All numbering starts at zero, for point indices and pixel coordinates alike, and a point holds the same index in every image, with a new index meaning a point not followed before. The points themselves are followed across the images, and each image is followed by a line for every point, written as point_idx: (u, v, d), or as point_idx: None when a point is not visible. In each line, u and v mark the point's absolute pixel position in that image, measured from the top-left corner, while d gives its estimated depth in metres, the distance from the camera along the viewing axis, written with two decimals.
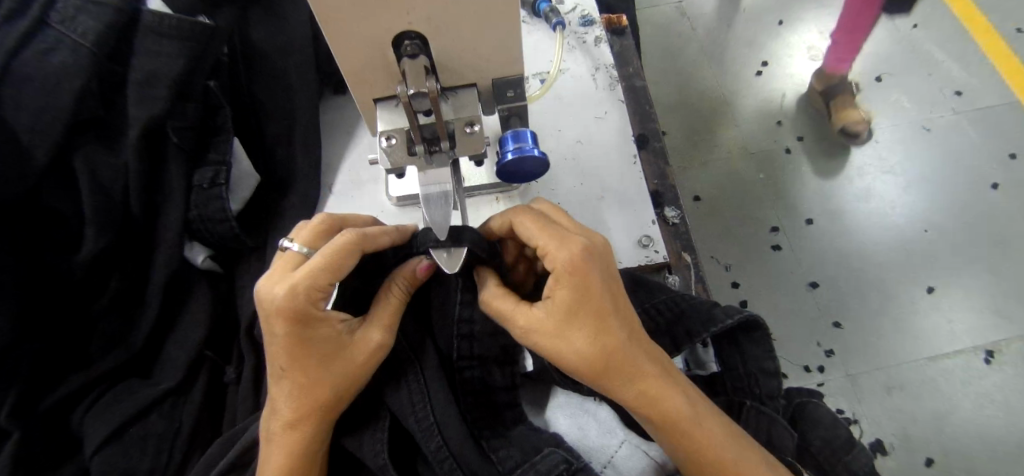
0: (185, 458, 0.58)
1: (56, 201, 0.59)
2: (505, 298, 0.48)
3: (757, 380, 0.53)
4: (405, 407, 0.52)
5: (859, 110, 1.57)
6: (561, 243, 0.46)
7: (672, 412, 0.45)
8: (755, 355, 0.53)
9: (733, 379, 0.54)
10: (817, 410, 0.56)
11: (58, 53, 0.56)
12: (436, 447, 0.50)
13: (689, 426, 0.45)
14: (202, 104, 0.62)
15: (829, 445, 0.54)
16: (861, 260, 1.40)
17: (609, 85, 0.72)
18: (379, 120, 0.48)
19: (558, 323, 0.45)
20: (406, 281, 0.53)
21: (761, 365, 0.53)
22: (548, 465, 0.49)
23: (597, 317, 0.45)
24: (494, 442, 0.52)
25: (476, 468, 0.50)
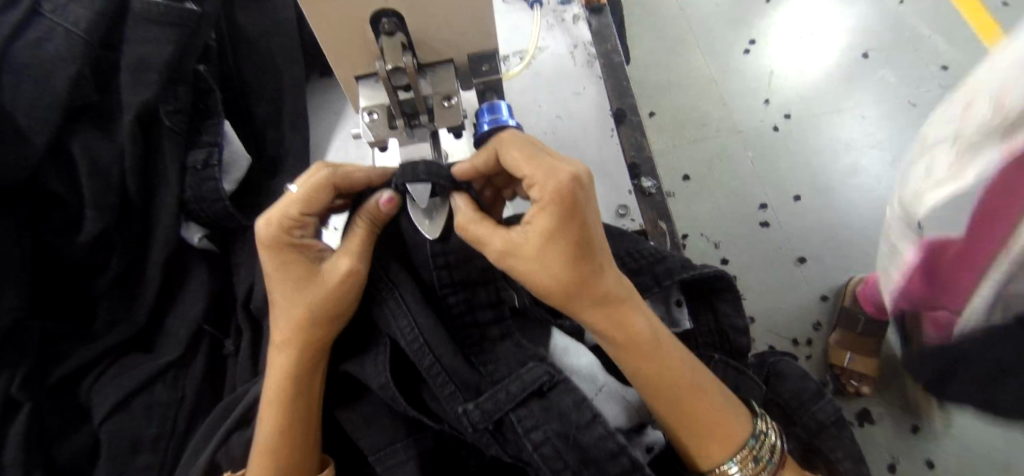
0: (189, 425, 0.61)
1: (55, 185, 0.61)
2: (482, 218, 0.48)
3: (728, 336, 0.56)
4: (392, 324, 0.50)
5: (845, 87, 1.59)
6: (550, 175, 0.45)
7: (640, 338, 0.48)
8: (726, 313, 0.56)
9: (705, 336, 0.57)
10: (784, 365, 0.59)
11: (51, 41, 0.58)
12: (429, 363, 0.48)
13: (655, 354, 0.48)
14: (193, 88, 0.65)
15: (798, 398, 0.57)
16: (847, 234, 1.44)
17: (587, 62, 0.74)
18: (361, 96, 0.51)
19: (538, 251, 0.46)
20: (374, 217, 0.50)
21: (732, 321, 0.56)
22: (533, 377, 0.48)
23: (576, 247, 0.45)
24: (481, 374, 0.50)
25: (463, 383, 0.49)
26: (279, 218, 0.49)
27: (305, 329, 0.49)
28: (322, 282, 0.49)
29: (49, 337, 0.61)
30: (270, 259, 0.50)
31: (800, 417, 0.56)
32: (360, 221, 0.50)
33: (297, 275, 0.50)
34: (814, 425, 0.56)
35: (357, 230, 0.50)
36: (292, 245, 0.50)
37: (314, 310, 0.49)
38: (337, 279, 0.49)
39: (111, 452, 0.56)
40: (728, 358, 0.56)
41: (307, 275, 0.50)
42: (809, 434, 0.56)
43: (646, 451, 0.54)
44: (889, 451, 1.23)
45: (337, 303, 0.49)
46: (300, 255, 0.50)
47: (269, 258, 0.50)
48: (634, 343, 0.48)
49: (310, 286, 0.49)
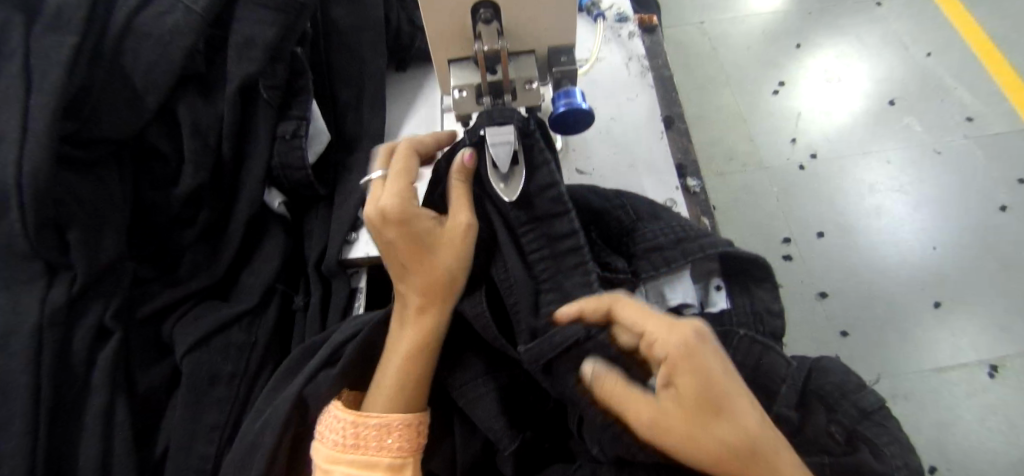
0: (259, 369, 0.65)
1: (160, 142, 0.68)
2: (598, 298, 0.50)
3: (763, 320, 0.60)
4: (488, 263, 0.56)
5: (872, 132, 1.65)
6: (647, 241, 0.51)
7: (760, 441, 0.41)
8: (763, 298, 0.61)
9: (739, 316, 0.61)
10: None
11: (172, 15, 0.66)
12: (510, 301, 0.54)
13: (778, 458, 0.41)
14: (288, 68, 0.72)
15: None
16: (870, 273, 1.47)
17: (640, 73, 0.81)
18: (452, 76, 0.57)
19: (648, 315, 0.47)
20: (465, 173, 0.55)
21: (768, 306, 0.60)
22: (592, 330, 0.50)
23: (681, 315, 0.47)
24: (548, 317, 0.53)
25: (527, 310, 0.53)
26: (397, 191, 0.55)
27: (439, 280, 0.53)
28: (452, 238, 0.53)
29: (140, 280, 0.67)
30: (397, 233, 0.54)
31: (841, 404, 0.55)
32: (456, 180, 0.55)
33: (419, 239, 0.54)
34: None
35: (455, 188, 0.55)
36: (414, 214, 0.55)
37: (448, 260, 0.53)
38: (456, 233, 0.54)
39: (191, 380, 0.60)
40: (754, 335, 0.58)
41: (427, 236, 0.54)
42: None
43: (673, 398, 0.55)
44: None
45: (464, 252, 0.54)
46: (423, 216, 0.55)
47: (392, 230, 0.54)
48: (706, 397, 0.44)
49: (433, 247, 0.54)
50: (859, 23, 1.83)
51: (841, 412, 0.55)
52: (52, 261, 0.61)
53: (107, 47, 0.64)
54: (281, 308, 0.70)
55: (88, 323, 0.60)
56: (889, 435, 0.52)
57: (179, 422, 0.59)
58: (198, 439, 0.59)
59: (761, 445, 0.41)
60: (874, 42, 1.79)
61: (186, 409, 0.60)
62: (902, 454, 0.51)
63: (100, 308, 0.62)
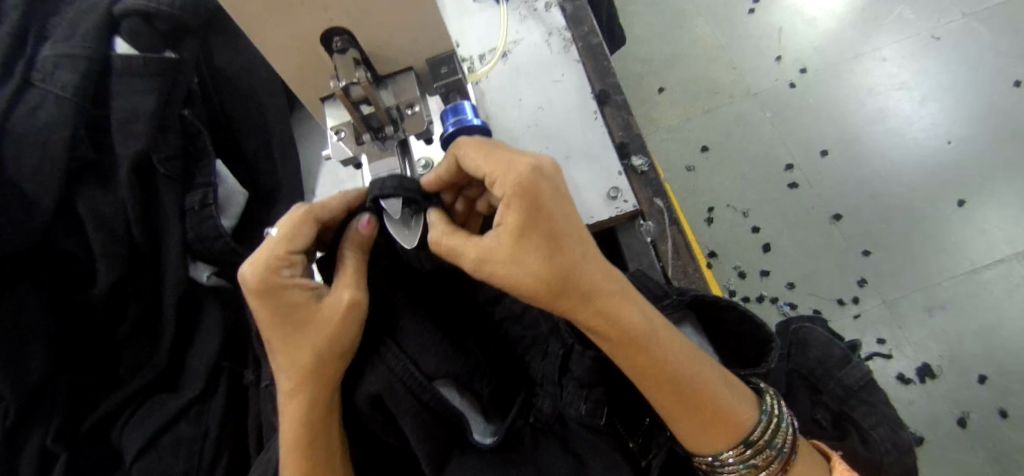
0: (216, 457, 0.63)
1: (67, 243, 0.64)
2: (450, 234, 0.48)
3: None
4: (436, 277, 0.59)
5: (861, 31, 1.52)
6: (508, 167, 0.45)
7: (636, 330, 0.45)
8: None
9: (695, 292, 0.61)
10: (807, 332, 0.59)
11: (45, 109, 0.61)
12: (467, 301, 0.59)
13: (652, 349, 0.46)
14: (181, 133, 0.66)
15: (823, 365, 0.57)
16: (882, 184, 1.37)
17: (563, 47, 0.73)
18: (328, 117, 0.51)
19: (510, 251, 0.45)
20: (266, 271, 0.49)
21: None
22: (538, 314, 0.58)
23: (554, 243, 0.44)
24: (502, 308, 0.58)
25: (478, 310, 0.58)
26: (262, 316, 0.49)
27: (311, 378, 0.49)
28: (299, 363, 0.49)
29: (81, 389, 0.64)
30: (261, 305, 0.49)
31: (826, 384, 0.56)
32: (348, 249, 0.51)
33: (290, 317, 0.49)
34: (841, 392, 0.56)
35: (271, 277, 0.48)
36: (285, 302, 0.49)
37: (315, 359, 0.48)
38: (337, 312, 0.48)
39: None
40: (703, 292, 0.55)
41: (302, 314, 0.49)
42: (834, 401, 0.56)
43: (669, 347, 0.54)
44: (955, 405, 1.18)
45: (339, 337, 0.48)
46: (292, 295, 0.49)
47: (284, 330, 0.49)
48: (670, 375, 0.46)
49: (310, 326, 0.48)
50: None
51: (826, 393, 0.57)
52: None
53: None
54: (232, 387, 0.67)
55: (31, 449, 0.59)
56: (876, 415, 0.54)
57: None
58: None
59: (647, 343, 0.45)
60: None
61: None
62: (891, 435, 0.53)
63: (41, 433, 0.60)
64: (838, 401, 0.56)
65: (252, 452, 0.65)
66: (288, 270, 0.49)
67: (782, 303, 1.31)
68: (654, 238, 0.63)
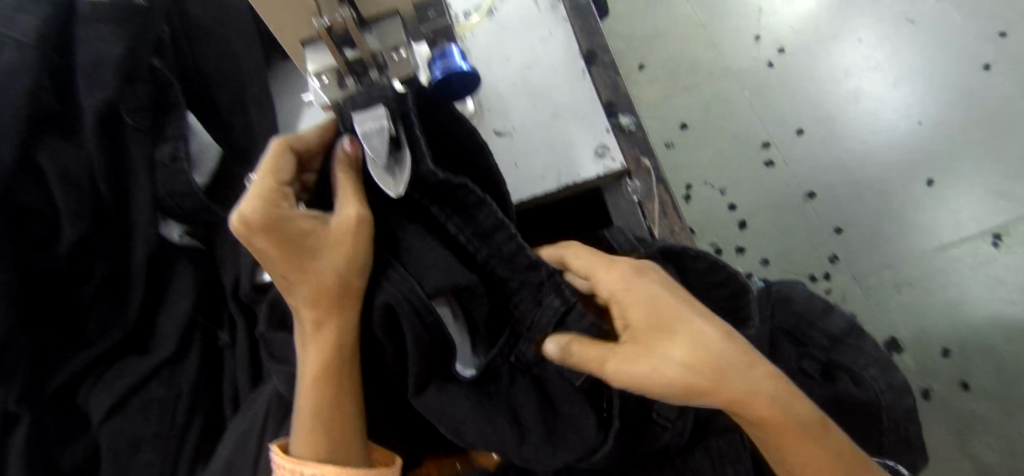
0: (190, 418, 0.61)
1: (28, 198, 0.60)
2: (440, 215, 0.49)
3: None
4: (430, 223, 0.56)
5: (838, 13, 1.53)
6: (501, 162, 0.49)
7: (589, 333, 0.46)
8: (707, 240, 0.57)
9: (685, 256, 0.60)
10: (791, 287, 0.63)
11: (3, 54, 0.57)
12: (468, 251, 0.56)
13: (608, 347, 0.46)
14: (151, 84, 0.63)
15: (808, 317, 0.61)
16: (856, 163, 1.39)
17: (551, 6, 0.71)
18: (309, 61, 0.49)
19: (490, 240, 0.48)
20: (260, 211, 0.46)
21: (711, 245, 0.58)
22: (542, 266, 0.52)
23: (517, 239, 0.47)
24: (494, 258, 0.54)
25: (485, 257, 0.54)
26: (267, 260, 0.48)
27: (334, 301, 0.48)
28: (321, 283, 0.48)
29: (43, 351, 0.61)
30: (265, 244, 0.47)
31: (811, 336, 0.60)
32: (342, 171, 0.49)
33: (299, 245, 0.48)
34: (826, 342, 0.59)
35: (268, 216, 0.46)
36: (288, 237, 0.47)
37: (332, 283, 0.47)
38: (343, 229, 0.47)
39: (113, 453, 0.56)
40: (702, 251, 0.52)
41: (310, 240, 0.48)
42: (820, 349, 0.60)
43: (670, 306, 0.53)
44: (920, 377, 1.22)
45: (356, 255, 0.47)
46: (294, 228, 0.47)
47: (294, 266, 0.48)
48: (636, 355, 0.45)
49: (320, 252, 0.47)
50: None
51: (812, 345, 0.60)
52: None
53: None
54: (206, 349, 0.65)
55: None
56: (864, 357, 0.58)
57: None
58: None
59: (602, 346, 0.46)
60: None
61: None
62: (884, 376, 0.57)
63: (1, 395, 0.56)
64: (825, 351, 0.59)
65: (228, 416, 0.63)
66: (282, 205, 0.47)
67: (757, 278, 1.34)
68: (641, 198, 0.62)
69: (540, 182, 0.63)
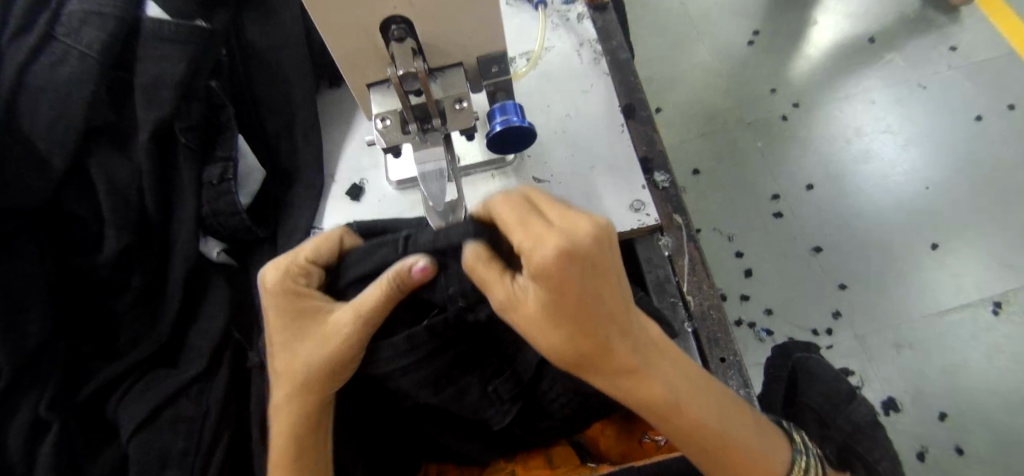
0: (215, 441, 0.60)
1: (76, 205, 0.62)
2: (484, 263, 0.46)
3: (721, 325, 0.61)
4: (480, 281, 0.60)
5: (851, 74, 1.58)
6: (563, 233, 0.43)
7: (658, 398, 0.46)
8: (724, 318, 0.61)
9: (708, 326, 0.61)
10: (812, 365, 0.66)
11: (66, 64, 0.59)
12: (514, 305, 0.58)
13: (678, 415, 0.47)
14: (205, 104, 0.65)
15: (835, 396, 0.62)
16: (863, 220, 1.42)
17: (593, 59, 0.74)
18: (373, 103, 0.52)
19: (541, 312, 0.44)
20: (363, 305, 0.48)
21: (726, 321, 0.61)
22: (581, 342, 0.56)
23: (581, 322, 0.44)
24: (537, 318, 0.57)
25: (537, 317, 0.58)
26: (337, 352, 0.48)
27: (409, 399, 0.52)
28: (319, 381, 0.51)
29: (78, 357, 0.62)
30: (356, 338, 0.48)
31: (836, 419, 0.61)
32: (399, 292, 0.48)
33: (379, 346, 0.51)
34: (848, 426, 0.59)
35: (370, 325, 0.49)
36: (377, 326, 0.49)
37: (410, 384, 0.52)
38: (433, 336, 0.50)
39: (140, 466, 0.56)
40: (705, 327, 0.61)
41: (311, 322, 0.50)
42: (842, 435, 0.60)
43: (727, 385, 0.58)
44: (917, 439, 1.23)
45: (350, 351, 0.49)
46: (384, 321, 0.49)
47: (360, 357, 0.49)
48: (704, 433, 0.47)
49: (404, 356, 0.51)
50: None
51: (834, 427, 0.61)
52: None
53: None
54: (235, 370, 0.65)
55: (22, 416, 0.56)
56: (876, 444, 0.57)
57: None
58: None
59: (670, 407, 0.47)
60: None
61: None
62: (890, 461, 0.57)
63: (34, 399, 0.57)
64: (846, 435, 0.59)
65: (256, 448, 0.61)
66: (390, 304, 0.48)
67: (760, 328, 1.35)
68: (672, 252, 0.64)
69: None
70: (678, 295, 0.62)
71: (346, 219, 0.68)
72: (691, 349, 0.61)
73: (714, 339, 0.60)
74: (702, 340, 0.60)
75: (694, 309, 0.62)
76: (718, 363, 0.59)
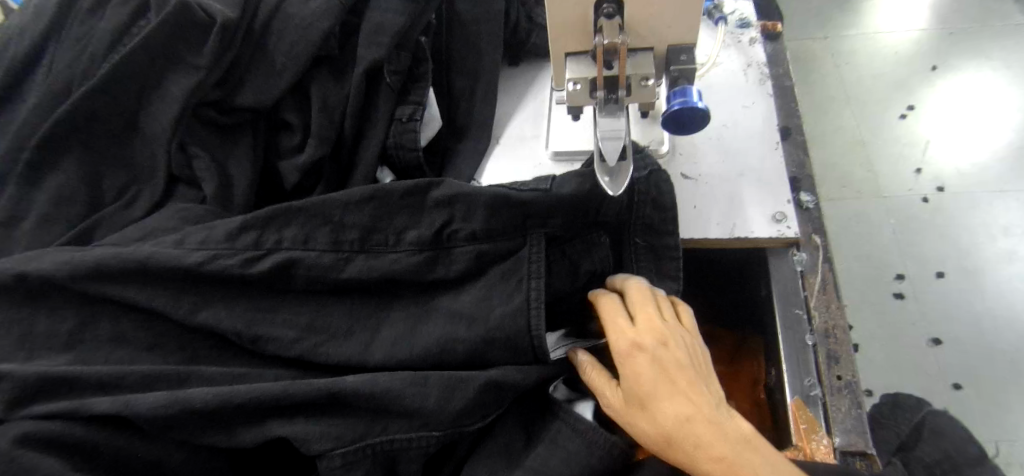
0: (348, 329, 0.60)
1: (291, 115, 0.74)
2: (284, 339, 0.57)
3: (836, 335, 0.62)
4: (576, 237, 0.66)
5: (1009, 167, 1.50)
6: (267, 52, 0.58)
7: None
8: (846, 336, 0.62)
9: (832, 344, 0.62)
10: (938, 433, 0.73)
11: (315, 1, 0.71)
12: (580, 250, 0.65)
13: None
14: (411, 55, 0.75)
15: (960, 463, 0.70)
16: (994, 323, 1.32)
17: (759, 80, 0.78)
18: (568, 69, 0.59)
19: None
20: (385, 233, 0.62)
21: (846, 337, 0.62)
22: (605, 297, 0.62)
23: None
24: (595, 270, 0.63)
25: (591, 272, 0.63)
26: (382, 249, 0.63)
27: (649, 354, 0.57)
28: None
29: None
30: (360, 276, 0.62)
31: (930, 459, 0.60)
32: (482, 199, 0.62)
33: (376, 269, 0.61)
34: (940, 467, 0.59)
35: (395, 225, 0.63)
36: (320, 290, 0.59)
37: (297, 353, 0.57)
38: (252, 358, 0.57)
39: None
40: (824, 344, 0.62)
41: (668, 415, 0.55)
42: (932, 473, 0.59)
43: (840, 401, 0.59)
44: None
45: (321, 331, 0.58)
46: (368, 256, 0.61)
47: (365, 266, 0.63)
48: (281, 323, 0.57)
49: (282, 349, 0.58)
50: (1009, 49, 1.68)
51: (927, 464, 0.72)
52: (173, 171, 0.70)
53: (258, 24, 0.71)
54: (491, 222, 0.62)
55: None
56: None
57: (202, 245, 0.57)
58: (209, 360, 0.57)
59: None
60: None
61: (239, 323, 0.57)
62: None
63: None
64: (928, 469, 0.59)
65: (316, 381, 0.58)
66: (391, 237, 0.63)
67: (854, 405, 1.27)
68: (805, 269, 0.66)
69: (712, 227, 0.67)
70: (802, 309, 0.64)
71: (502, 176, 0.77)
72: (808, 362, 0.61)
73: (832, 357, 0.61)
74: (820, 355, 0.61)
75: (818, 324, 0.63)
76: (834, 381, 0.60)
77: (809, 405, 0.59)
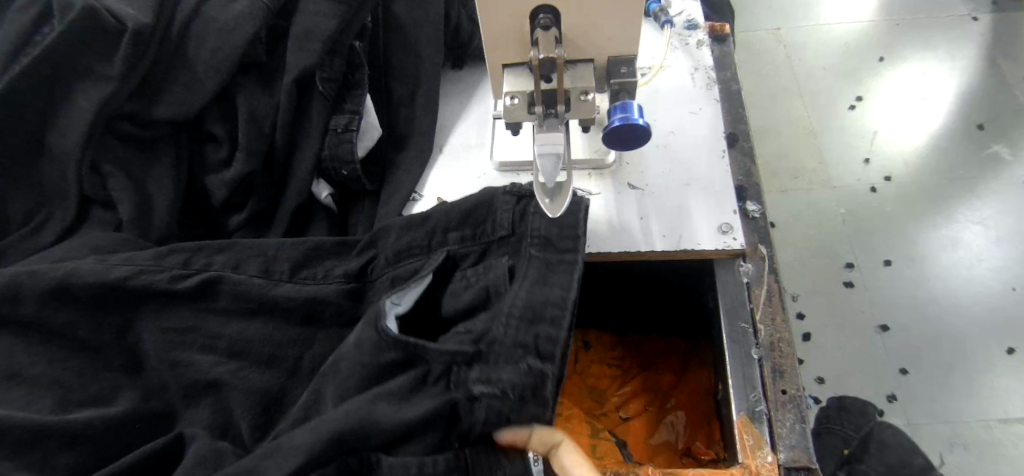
0: (271, 359, 0.58)
1: (215, 126, 0.69)
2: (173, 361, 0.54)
3: (781, 350, 0.62)
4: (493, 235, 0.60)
5: (950, 155, 1.54)
6: None
7: None
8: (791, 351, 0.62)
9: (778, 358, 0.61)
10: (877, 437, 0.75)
11: (238, 4, 0.66)
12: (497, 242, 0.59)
13: None
14: (346, 61, 0.71)
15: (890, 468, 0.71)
16: (937, 310, 1.35)
17: (706, 85, 0.77)
18: (505, 81, 0.56)
19: None
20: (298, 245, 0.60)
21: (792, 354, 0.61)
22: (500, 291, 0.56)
23: None
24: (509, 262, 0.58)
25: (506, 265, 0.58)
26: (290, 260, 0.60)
27: None
28: None
29: None
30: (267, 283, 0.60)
31: None
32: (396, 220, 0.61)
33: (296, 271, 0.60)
34: None
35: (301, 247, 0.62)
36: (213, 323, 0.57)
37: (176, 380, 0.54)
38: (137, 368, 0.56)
39: None
40: (769, 359, 0.61)
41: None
42: None
43: (784, 418, 0.58)
44: None
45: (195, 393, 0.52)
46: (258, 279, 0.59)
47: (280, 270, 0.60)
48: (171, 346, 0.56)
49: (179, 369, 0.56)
50: (951, 40, 1.72)
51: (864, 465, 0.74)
52: (86, 194, 0.65)
53: (175, 30, 0.65)
54: (400, 243, 0.60)
55: None
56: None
57: (126, 261, 0.57)
58: (122, 385, 0.55)
59: None
60: (966, 59, 1.68)
61: (162, 349, 0.57)
62: None
63: None
64: None
65: (235, 414, 0.55)
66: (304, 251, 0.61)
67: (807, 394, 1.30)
68: (751, 280, 0.65)
69: (658, 240, 0.66)
70: (750, 322, 0.63)
71: (446, 187, 0.74)
72: (754, 377, 0.61)
73: (778, 373, 0.61)
74: (765, 369, 0.61)
75: (764, 337, 0.62)
76: (779, 395, 0.60)
77: (756, 421, 0.58)
